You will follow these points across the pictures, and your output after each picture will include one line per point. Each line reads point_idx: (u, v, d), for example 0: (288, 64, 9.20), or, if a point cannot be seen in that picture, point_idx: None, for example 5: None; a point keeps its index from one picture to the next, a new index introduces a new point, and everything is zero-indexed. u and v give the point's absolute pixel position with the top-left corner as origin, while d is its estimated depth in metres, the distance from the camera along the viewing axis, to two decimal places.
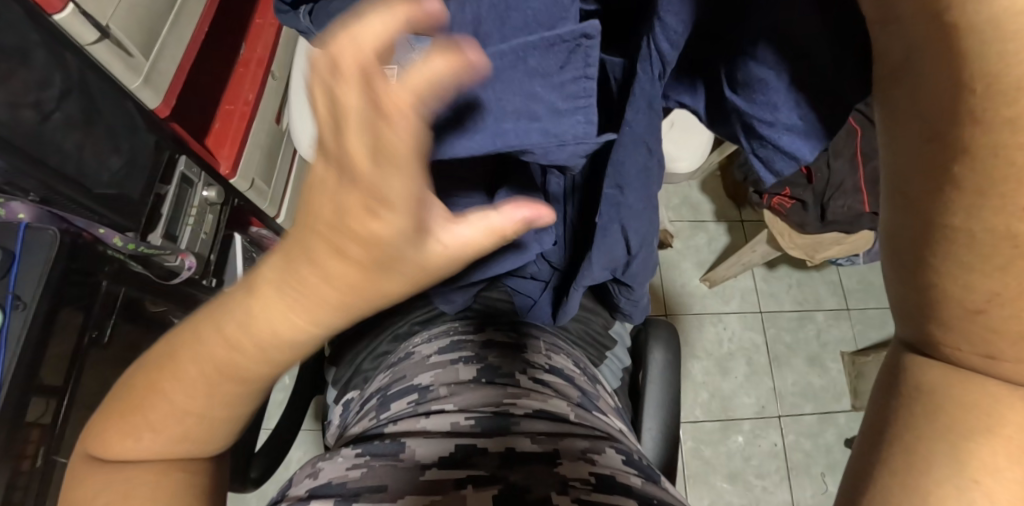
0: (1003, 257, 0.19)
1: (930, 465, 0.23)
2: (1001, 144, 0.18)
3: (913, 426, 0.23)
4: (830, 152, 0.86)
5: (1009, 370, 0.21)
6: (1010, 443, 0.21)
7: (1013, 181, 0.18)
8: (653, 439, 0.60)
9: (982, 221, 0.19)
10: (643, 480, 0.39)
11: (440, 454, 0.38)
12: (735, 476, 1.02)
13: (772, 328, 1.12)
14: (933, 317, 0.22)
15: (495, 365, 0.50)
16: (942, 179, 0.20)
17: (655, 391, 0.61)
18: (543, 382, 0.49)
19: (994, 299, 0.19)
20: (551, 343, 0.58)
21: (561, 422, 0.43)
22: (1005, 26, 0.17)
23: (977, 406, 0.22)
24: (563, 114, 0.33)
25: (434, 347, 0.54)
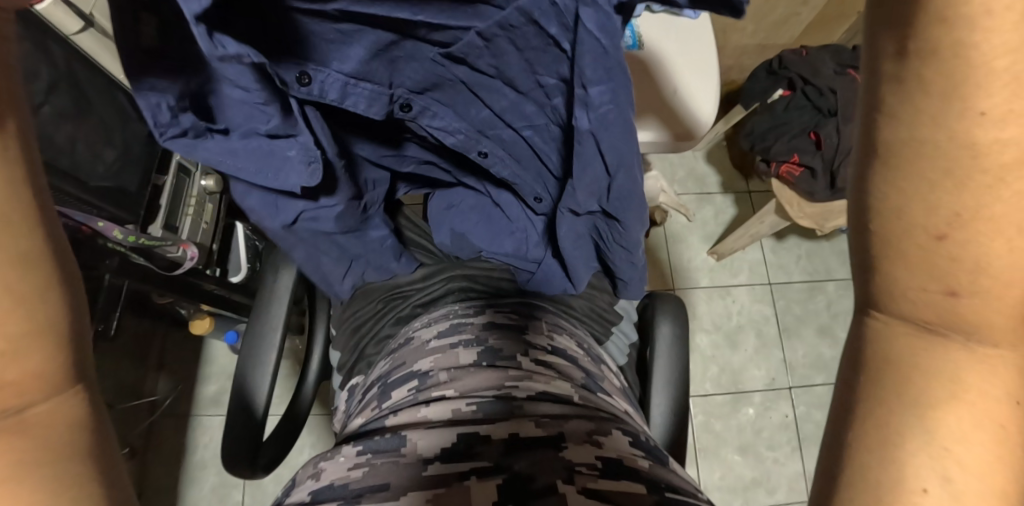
0: (964, 172, 0.19)
1: (901, 436, 0.21)
2: (961, 43, 0.18)
3: (882, 399, 0.21)
4: (839, 119, 0.87)
5: (966, 307, 0.20)
6: (974, 407, 0.20)
7: (970, 80, 0.18)
8: (661, 416, 0.59)
9: (947, 129, 0.19)
10: (650, 462, 0.38)
11: (442, 446, 0.37)
12: (746, 447, 1.02)
13: (781, 300, 1.11)
14: (894, 258, 0.21)
15: (496, 348, 0.49)
16: (912, 89, 0.19)
17: (662, 366, 0.61)
18: (545, 364, 0.48)
19: (954, 221, 0.19)
20: (554, 323, 0.57)
21: (565, 403, 0.42)
22: None
23: (946, 370, 0.21)
24: (289, 160, 0.46)
25: (435, 331, 0.54)
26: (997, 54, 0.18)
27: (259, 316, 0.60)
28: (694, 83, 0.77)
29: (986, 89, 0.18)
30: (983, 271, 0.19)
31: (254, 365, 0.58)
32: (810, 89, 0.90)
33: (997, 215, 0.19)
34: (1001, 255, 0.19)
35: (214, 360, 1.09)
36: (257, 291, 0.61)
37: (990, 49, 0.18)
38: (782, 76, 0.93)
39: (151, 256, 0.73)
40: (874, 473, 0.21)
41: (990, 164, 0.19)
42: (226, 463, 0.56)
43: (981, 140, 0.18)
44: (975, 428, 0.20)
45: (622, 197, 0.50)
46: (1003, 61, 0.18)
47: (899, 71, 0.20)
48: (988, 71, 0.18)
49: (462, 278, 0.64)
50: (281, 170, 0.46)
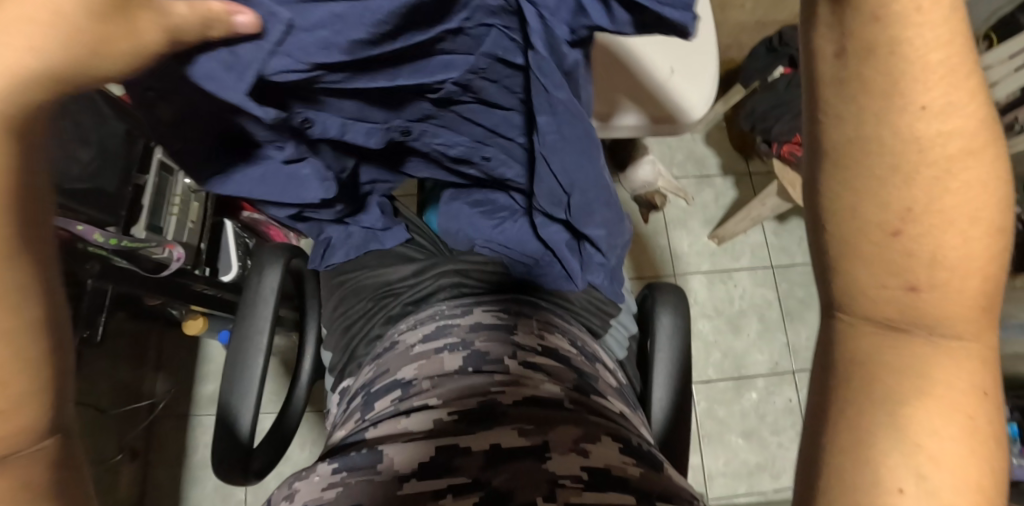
0: (911, 166, 0.21)
1: (871, 436, 0.23)
2: (898, 41, 0.20)
3: (853, 400, 0.24)
4: None
5: (925, 301, 0.22)
6: (941, 400, 0.23)
7: (910, 76, 0.20)
8: (662, 411, 0.57)
9: (894, 124, 0.21)
10: (643, 470, 0.36)
11: (420, 460, 0.35)
12: (749, 432, 1.01)
13: (784, 283, 1.09)
14: (850, 270, 0.23)
15: (482, 351, 0.47)
16: (851, 88, 0.21)
17: (663, 359, 0.59)
18: (535, 367, 0.46)
19: (907, 217, 0.21)
20: (546, 321, 0.55)
21: (552, 407, 0.41)
22: None
23: (915, 367, 0.23)
24: (305, 185, 0.49)
25: (420, 335, 0.52)
26: (932, 48, 0.20)
27: (243, 321, 0.58)
28: (680, 67, 0.69)
29: (929, 86, 0.20)
30: (938, 264, 0.22)
31: (240, 370, 0.56)
32: None
33: (946, 208, 0.21)
34: (953, 248, 0.21)
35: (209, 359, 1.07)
36: (242, 294, 0.59)
37: (928, 44, 0.20)
38: (783, 53, 0.91)
39: (136, 258, 0.71)
40: (846, 471, 0.23)
41: (931, 158, 0.21)
42: (216, 469, 0.55)
43: (924, 134, 0.21)
44: (945, 422, 0.23)
45: (588, 203, 0.50)
46: (938, 55, 0.20)
47: (839, 71, 0.21)
48: (926, 65, 0.20)
49: (454, 274, 0.62)
50: (296, 191, 0.50)
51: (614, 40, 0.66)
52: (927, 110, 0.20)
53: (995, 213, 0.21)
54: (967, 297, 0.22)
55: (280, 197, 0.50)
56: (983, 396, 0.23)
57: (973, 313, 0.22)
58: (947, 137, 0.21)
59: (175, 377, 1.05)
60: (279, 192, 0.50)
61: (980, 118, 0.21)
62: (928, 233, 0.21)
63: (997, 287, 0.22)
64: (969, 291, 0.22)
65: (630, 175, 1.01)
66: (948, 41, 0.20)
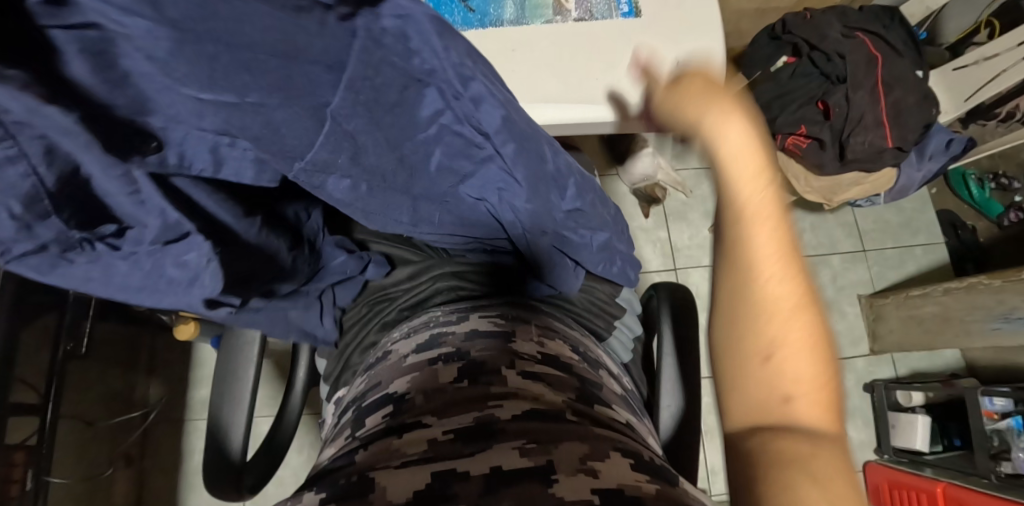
0: (771, 315, 0.30)
1: (788, 485, 0.25)
2: (755, 225, 0.31)
3: (763, 470, 0.26)
4: (849, 86, 0.81)
5: (794, 405, 0.29)
6: (831, 467, 0.26)
7: (767, 252, 0.30)
8: (670, 418, 0.55)
9: (759, 281, 0.30)
10: (659, 486, 0.34)
11: (414, 488, 0.32)
12: None
13: None
14: (740, 391, 0.30)
15: (478, 362, 0.45)
16: (737, 257, 0.31)
17: (670, 363, 0.57)
18: (534, 377, 0.44)
19: (774, 351, 0.30)
20: (546, 326, 0.52)
21: (553, 421, 0.38)
22: (733, 166, 0.32)
23: (806, 444, 0.27)
24: (188, 273, 0.38)
25: (413, 345, 0.50)
26: (777, 244, 0.30)
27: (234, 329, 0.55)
28: (686, 56, 0.56)
29: (777, 261, 0.30)
30: (796, 380, 0.29)
31: (233, 380, 0.54)
32: (817, 55, 0.84)
33: (795, 346, 0.29)
34: (800, 375, 0.29)
35: (202, 362, 1.04)
36: None
37: (774, 236, 0.30)
38: (786, 41, 0.88)
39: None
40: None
41: (780, 313, 0.30)
42: (208, 487, 0.53)
43: (777, 296, 0.30)
44: (838, 486, 0.25)
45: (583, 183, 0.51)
46: (781, 244, 0.30)
47: (724, 251, 0.32)
48: (775, 247, 0.30)
49: (450, 276, 0.59)
50: (171, 280, 0.37)
51: (587, 31, 0.56)
52: (780, 283, 0.30)
53: (825, 358, 0.30)
54: (829, 414, 0.29)
55: (143, 289, 0.37)
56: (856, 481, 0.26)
57: (837, 427, 0.29)
58: (794, 301, 0.30)
59: (168, 381, 1.02)
60: (142, 283, 0.36)
61: (816, 290, 0.30)
62: (783, 368, 0.29)
63: (834, 403, 0.29)
64: (825, 404, 0.29)
65: (630, 169, 0.99)
66: (784, 241, 0.31)
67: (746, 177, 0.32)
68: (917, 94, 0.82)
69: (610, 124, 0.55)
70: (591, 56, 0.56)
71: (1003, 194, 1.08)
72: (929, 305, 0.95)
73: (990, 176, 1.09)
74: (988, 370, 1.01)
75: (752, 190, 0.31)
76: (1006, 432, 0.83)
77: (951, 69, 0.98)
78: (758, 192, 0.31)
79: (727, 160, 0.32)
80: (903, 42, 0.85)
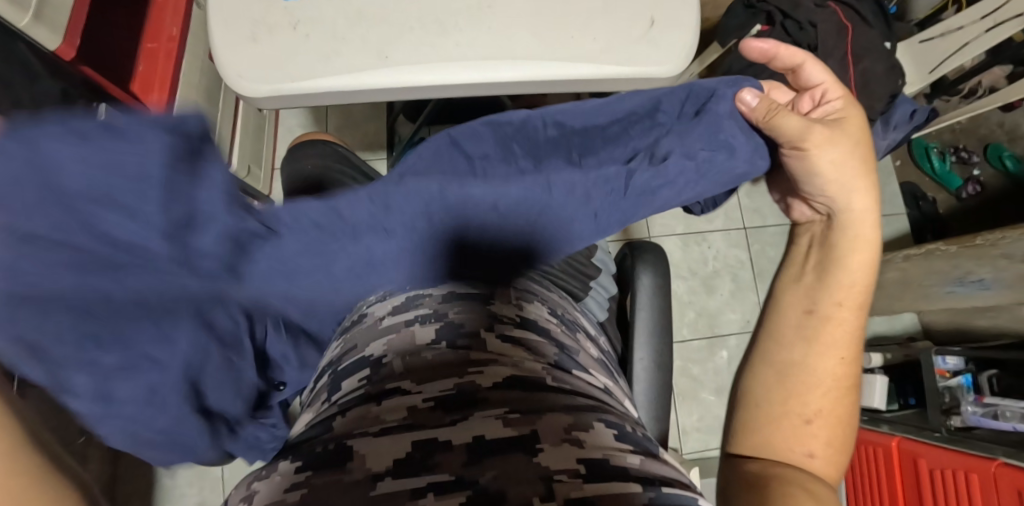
0: (830, 379, 0.47)
1: (795, 478, 0.41)
2: (835, 308, 0.48)
3: (776, 472, 0.42)
4: (820, 55, 0.83)
5: (817, 462, 0.44)
6: (815, 468, 0.44)
7: (829, 321, 0.48)
8: (644, 370, 0.56)
9: (818, 352, 0.47)
10: (642, 456, 0.34)
11: (395, 456, 0.30)
12: (722, 389, 1.05)
13: (756, 244, 1.11)
14: (759, 433, 0.46)
15: (457, 324, 0.44)
16: (814, 328, 0.48)
17: (643, 317, 0.57)
18: (514, 341, 0.43)
19: (819, 416, 0.46)
20: (524, 289, 0.51)
21: (535, 388, 0.37)
22: (831, 272, 0.48)
23: (804, 452, 0.44)
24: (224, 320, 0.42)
25: (389, 307, 0.48)
26: (846, 327, 0.48)
27: None
28: (661, 16, 0.56)
29: (827, 323, 0.48)
30: (824, 439, 0.45)
31: None
32: (789, 23, 0.85)
33: (834, 417, 0.46)
34: (821, 445, 0.45)
35: None
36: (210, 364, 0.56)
37: (835, 306, 0.48)
38: (759, 10, 0.87)
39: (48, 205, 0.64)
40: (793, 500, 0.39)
41: (827, 378, 0.47)
42: None
43: (830, 369, 0.47)
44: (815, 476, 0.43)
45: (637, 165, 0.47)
46: (838, 323, 0.47)
47: (809, 320, 0.48)
48: (834, 319, 0.48)
49: None
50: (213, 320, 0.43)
51: None
52: (837, 360, 0.47)
53: (847, 426, 0.46)
54: (833, 469, 0.45)
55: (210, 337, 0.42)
56: (828, 470, 0.45)
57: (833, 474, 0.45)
58: (844, 383, 0.47)
59: None
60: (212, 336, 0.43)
61: (855, 386, 0.47)
62: (813, 435, 0.45)
63: (843, 455, 0.46)
64: (830, 462, 0.45)
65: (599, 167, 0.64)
66: (850, 334, 0.48)
67: (844, 278, 0.48)
68: (884, 65, 0.84)
69: (590, 83, 0.55)
70: (568, 13, 0.55)
71: (962, 167, 1.15)
72: (890, 272, 0.99)
73: (952, 150, 1.15)
74: (942, 332, 1.06)
75: (849, 281, 0.48)
76: (956, 389, 0.88)
77: (919, 42, 1.00)
78: (850, 293, 0.48)
79: (841, 269, 0.48)
80: (873, 14, 0.86)
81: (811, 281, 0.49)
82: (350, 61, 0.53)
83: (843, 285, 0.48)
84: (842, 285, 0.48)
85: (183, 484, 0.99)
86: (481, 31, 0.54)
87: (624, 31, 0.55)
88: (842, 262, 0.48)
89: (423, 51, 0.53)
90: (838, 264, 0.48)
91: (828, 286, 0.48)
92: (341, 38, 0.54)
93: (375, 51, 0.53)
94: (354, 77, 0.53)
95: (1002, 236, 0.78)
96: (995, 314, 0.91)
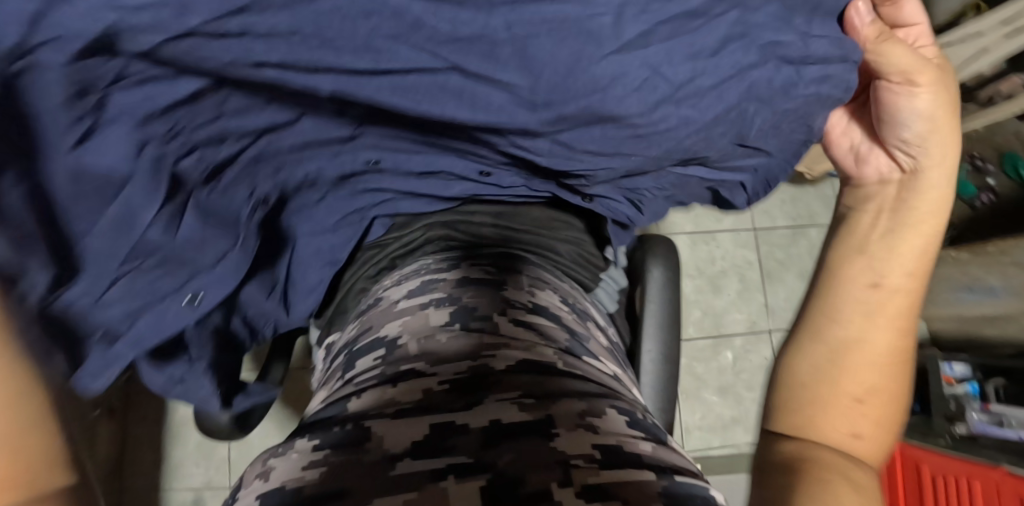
0: (880, 357, 0.45)
1: (844, 465, 0.41)
2: (891, 285, 0.45)
3: (828, 460, 0.41)
4: None
5: (862, 444, 0.44)
6: (862, 450, 0.43)
7: (882, 298, 0.45)
8: (651, 362, 0.56)
9: (864, 329, 0.45)
10: (653, 444, 0.34)
11: (412, 439, 0.30)
12: (725, 388, 1.05)
13: (765, 245, 1.10)
14: (804, 413, 0.45)
15: (471, 307, 0.45)
16: (866, 304, 0.46)
17: (653, 310, 0.58)
18: (526, 325, 0.43)
19: (868, 395, 0.45)
20: (536, 277, 0.52)
21: (546, 372, 0.37)
22: (892, 245, 0.46)
23: (850, 434, 0.44)
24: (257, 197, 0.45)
25: (404, 291, 0.49)
26: (901, 305, 0.46)
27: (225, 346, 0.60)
28: None
29: (882, 298, 0.45)
30: (871, 419, 0.44)
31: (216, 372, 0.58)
32: None
33: (880, 394, 0.45)
34: (867, 424, 0.44)
35: None
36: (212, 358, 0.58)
37: (892, 280, 0.45)
38: None
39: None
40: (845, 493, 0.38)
41: (873, 355, 0.45)
42: (211, 432, 0.59)
43: (881, 346, 0.45)
44: (859, 460, 0.43)
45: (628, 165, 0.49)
46: (892, 300, 0.45)
47: (865, 296, 0.46)
48: (888, 293, 0.45)
49: (442, 225, 0.55)
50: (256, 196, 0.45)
51: None
52: (890, 337, 0.46)
53: (895, 402, 0.45)
54: (876, 449, 0.44)
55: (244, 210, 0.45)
56: (870, 450, 0.44)
57: (877, 454, 0.44)
58: (894, 358, 0.46)
59: None
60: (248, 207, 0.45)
61: (907, 362, 0.46)
62: (863, 414, 0.44)
63: (889, 434, 0.45)
64: (874, 443, 0.44)
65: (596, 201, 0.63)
66: (903, 312, 0.46)
67: (903, 254, 0.45)
68: None
69: None
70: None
71: (977, 175, 1.14)
72: None
73: (966, 158, 1.14)
74: None
75: (908, 257, 0.45)
76: (962, 397, 0.89)
77: None
78: (904, 273, 0.45)
79: (906, 243, 0.45)
80: None
81: (869, 252, 0.46)
82: None
83: (903, 261, 0.45)
84: (903, 261, 0.45)
85: (189, 463, 1.00)
86: None
87: None
88: (906, 240, 0.45)
89: None
90: (901, 239, 0.45)
91: (885, 262, 0.46)
92: None
93: None
94: None
95: (1014, 243, 0.78)
96: (1003, 324, 0.89)
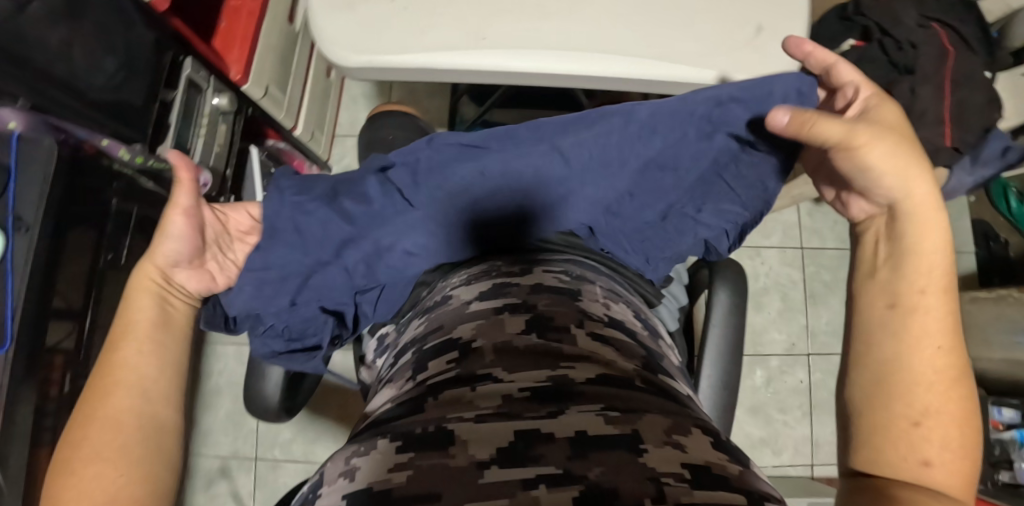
0: (929, 376, 0.41)
1: (901, 491, 0.37)
2: (918, 296, 0.43)
3: (883, 489, 0.38)
4: (917, 78, 0.78)
5: (935, 471, 0.39)
6: (939, 478, 0.39)
7: (915, 312, 0.42)
8: (708, 387, 0.55)
9: (899, 348, 0.42)
10: (739, 466, 0.31)
11: (499, 445, 0.29)
12: (757, 408, 1.03)
13: (812, 265, 1.07)
14: (857, 446, 0.42)
15: (546, 316, 0.43)
16: (894, 323, 0.43)
17: (715, 333, 0.56)
18: (603, 340, 0.42)
19: (924, 415, 0.40)
20: (605, 287, 0.50)
21: (627, 389, 0.35)
22: (912, 256, 0.43)
23: (918, 462, 0.39)
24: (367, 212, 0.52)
25: (475, 292, 0.47)
26: (938, 316, 0.42)
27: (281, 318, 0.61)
28: (770, 24, 0.53)
29: (913, 314, 0.42)
30: (939, 442, 0.40)
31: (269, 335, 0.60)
32: (888, 42, 0.80)
33: (940, 413, 0.40)
34: (934, 450, 0.39)
35: None
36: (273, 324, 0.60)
37: (918, 293, 0.43)
38: (858, 22, 0.84)
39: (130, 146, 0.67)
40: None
41: (918, 377, 0.41)
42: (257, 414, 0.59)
43: (936, 364, 0.41)
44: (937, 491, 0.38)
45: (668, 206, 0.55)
46: (924, 312, 0.42)
47: (892, 315, 0.43)
48: (920, 307, 0.42)
49: None
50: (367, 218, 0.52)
51: None
52: (933, 351, 0.42)
53: (966, 421, 0.41)
54: (955, 476, 0.39)
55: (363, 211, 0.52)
56: (949, 476, 0.39)
57: (958, 485, 0.39)
58: (951, 374, 0.41)
59: None
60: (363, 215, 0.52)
61: (967, 376, 0.42)
62: (927, 439, 0.40)
63: (970, 456, 0.40)
64: (951, 469, 0.40)
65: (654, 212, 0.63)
66: (943, 326, 0.42)
67: (922, 261, 0.43)
68: (983, 95, 0.79)
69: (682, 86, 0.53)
70: (671, 13, 0.53)
71: None
72: None
73: None
74: None
75: (926, 264, 0.43)
76: (1008, 443, 0.85)
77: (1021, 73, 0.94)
78: (929, 275, 0.43)
79: (919, 251, 0.43)
80: (978, 39, 0.81)
81: (886, 275, 0.44)
82: (444, 38, 0.52)
83: (920, 271, 0.43)
84: (919, 272, 0.43)
85: (218, 431, 1.02)
86: (577, 21, 0.53)
87: (728, 36, 0.53)
88: (920, 247, 0.43)
89: (518, 36, 0.52)
90: (914, 247, 0.43)
91: (905, 277, 0.43)
92: (437, 13, 0.53)
93: (471, 32, 0.52)
94: (445, 54, 0.52)
95: None
96: None
